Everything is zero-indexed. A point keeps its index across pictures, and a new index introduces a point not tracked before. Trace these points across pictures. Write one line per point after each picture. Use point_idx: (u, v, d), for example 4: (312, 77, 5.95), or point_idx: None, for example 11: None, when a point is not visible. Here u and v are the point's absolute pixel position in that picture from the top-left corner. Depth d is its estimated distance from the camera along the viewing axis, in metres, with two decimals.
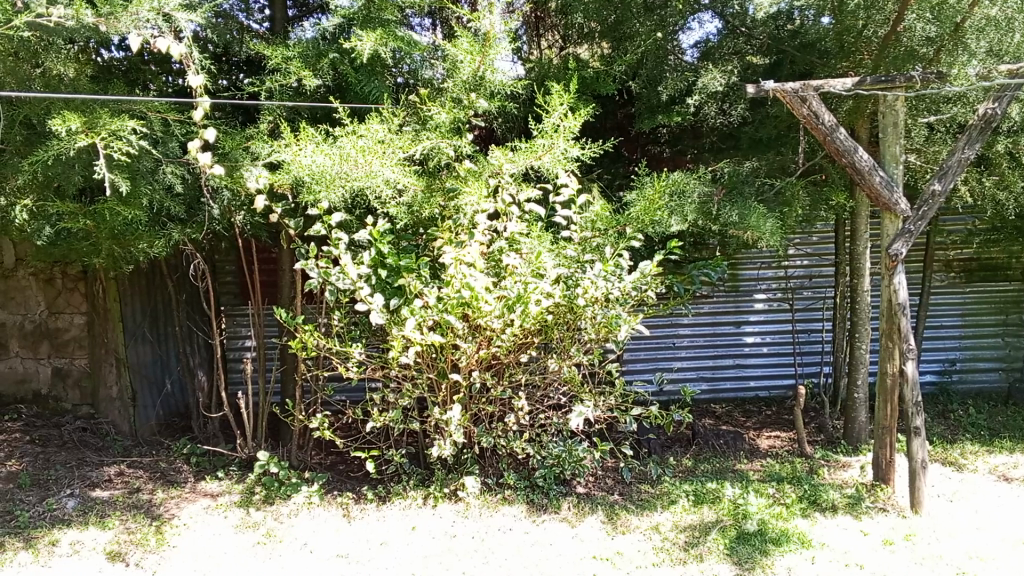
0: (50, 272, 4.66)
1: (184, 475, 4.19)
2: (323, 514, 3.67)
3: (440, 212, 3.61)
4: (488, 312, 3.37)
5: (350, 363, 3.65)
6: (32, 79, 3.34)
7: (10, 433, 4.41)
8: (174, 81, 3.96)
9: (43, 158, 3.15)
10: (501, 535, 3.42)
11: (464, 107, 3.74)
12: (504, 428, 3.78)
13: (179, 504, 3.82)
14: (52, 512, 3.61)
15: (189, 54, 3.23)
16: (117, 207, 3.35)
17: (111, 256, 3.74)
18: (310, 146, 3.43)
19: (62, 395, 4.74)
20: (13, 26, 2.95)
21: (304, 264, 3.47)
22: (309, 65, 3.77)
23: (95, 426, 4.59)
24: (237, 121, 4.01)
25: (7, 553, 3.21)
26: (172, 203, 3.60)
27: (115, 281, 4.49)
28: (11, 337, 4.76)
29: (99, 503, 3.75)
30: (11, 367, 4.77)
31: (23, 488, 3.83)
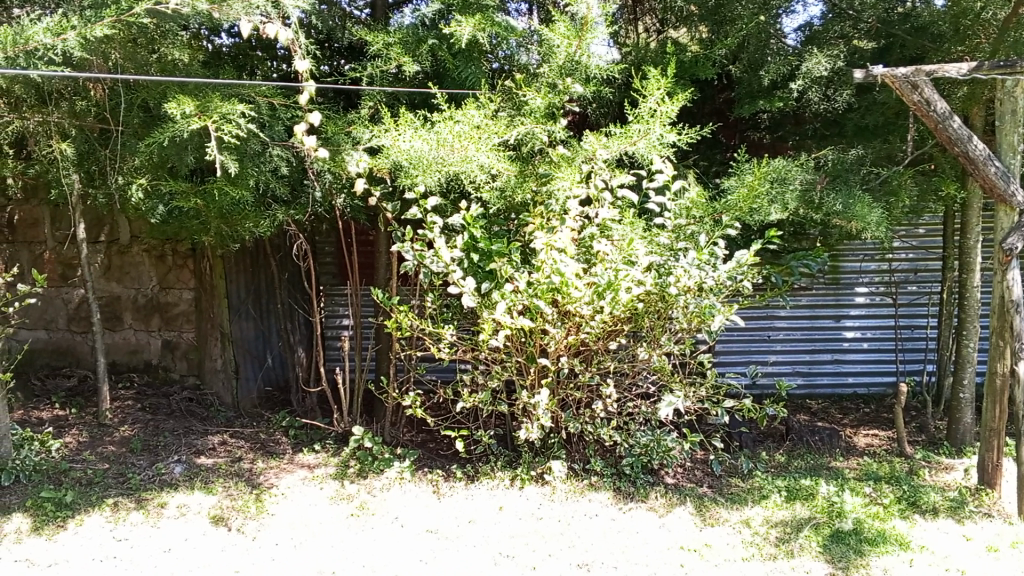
0: (161, 249, 4.88)
1: (283, 446, 4.35)
2: (414, 490, 3.76)
3: (533, 197, 3.61)
4: (578, 298, 3.37)
5: (441, 344, 3.72)
6: (149, 64, 3.49)
7: (123, 400, 4.68)
8: (279, 67, 4.08)
9: (159, 140, 3.30)
10: (587, 520, 3.43)
11: (560, 92, 3.74)
12: (592, 415, 3.78)
13: (278, 473, 3.97)
14: (160, 476, 3.82)
15: (296, 39, 3.35)
16: (226, 187, 3.50)
17: (218, 235, 3.89)
18: (409, 131, 3.50)
19: (171, 366, 4.97)
20: (134, 14, 3.10)
21: (400, 246, 3.55)
22: (409, 51, 3.84)
23: (200, 397, 4.80)
24: (339, 106, 4.11)
25: (121, 513, 3.42)
26: (277, 184, 3.74)
27: (221, 259, 4.68)
28: (126, 309, 5.03)
29: (204, 469, 3.94)
30: (125, 337, 5.05)
31: (134, 452, 4.06)
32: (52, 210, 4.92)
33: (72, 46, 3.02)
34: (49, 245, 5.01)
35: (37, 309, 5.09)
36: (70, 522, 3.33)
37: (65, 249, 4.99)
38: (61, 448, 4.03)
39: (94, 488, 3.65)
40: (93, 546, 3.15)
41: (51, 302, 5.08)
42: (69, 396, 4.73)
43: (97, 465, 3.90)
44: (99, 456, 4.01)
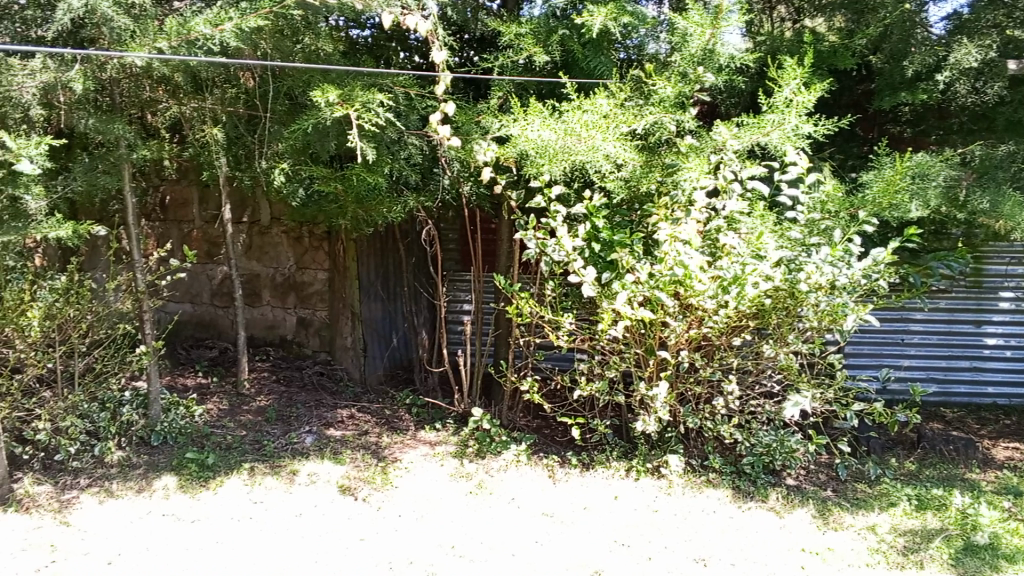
0: (299, 230, 5.12)
1: (406, 423, 4.50)
2: (530, 473, 3.82)
3: (657, 187, 3.57)
4: (701, 291, 3.33)
5: (560, 332, 3.75)
6: (294, 54, 3.68)
7: (260, 371, 5.00)
8: (411, 58, 4.20)
9: (304, 127, 3.49)
10: (704, 516, 3.39)
11: (691, 81, 3.68)
12: (712, 411, 3.73)
13: (401, 448, 4.12)
14: (293, 445, 4.06)
15: (434, 30, 3.46)
16: (362, 173, 3.65)
17: (353, 219, 4.06)
18: (537, 120, 3.54)
19: (304, 342, 5.22)
20: (287, 6, 3.28)
21: (523, 234, 3.60)
22: (540, 41, 3.89)
23: (331, 371, 5.05)
24: (469, 96, 4.19)
25: (258, 477, 3.66)
26: (410, 172, 3.88)
27: (354, 243, 4.88)
28: (264, 287, 5.29)
29: (333, 441, 4.15)
30: (263, 313, 5.33)
31: (269, 421, 4.34)
32: (201, 191, 5.24)
33: (228, 36, 3.23)
34: (197, 224, 5.34)
35: (185, 283, 5.44)
36: (212, 483, 3.59)
37: (211, 228, 5.31)
38: (204, 414, 4.33)
39: (233, 453, 3.92)
40: (232, 507, 3.38)
41: (197, 277, 5.42)
42: (211, 365, 5.06)
43: (235, 432, 4.18)
44: (237, 423, 4.30)
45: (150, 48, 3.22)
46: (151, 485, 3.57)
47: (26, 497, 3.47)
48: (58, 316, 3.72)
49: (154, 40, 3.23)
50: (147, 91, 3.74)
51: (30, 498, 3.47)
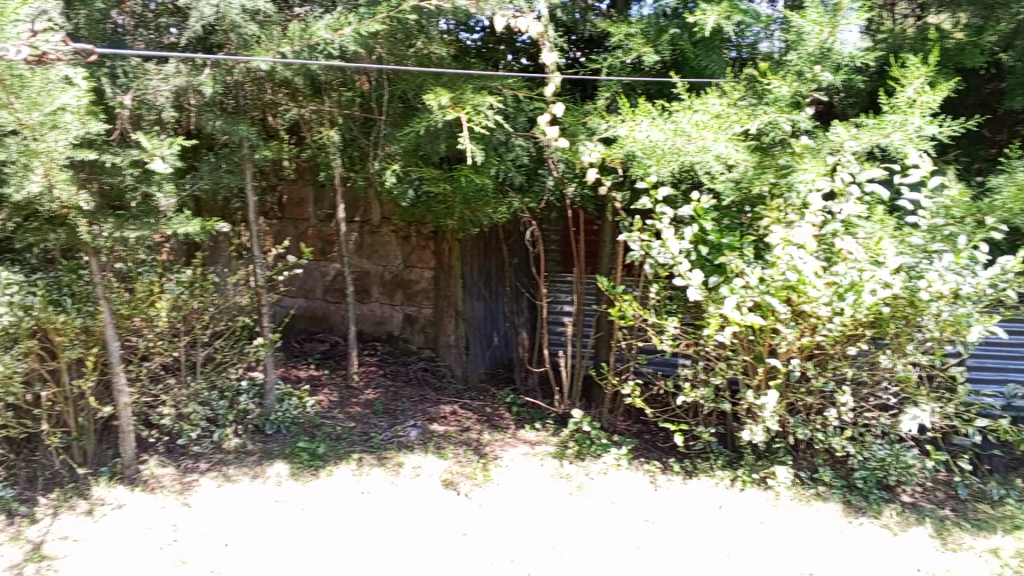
0: (407, 230, 5.25)
1: (506, 421, 4.54)
2: (631, 478, 3.78)
3: (770, 190, 3.43)
4: (815, 297, 3.23)
5: (664, 336, 3.69)
6: (407, 58, 3.79)
7: (367, 365, 5.19)
8: (519, 60, 4.23)
9: (417, 129, 3.61)
10: (813, 529, 3.30)
11: (807, 80, 3.56)
12: (823, 422, 3.62)
13: (502, 446, 4.16)
14: (398, 438, 4.19)
15: (545, 32, 3.48)
16: (470, 175, 3.72)
17: (461, 219, 4.13)
18: (646, 121, 3.50)
19: (410, 338, 5.34)
20: (403, 10, 3.35)
21: (628, 236, 3.58)
22: (650, 41, 3.86)
23: (434, 368, 5.17)
24: (576, 97, 4.18)
25: (366, 467, 3.80)
26: (516, 173, 3.91)
27: (459, 242, 4.96)
28: (373, 284, 5.43)
29: (437, 435, 4.24)
30: (372, 309, 5.47)
31: (376, 414, 4.51)
32: (316, 190, 5.41)
33: (347, 40, 3.37)
34: (312, 222, 5.53)
35: (299, 278, 5.65)
36: (322, 472, 3.75)
37: (325, 226, 5.50)
38: (315, 404, 4.54)
39: (342, 443, 4.08)
40: (341, 497, 3.56)
41: (311, 273, 5.62)
42: (322, 358, 5.30)
43: (343, 423, 4.35)
44: (346, 414, 4.49)
45: (275, 53, 3.37)
46: (264, 472, 3.76)
47: (152, 478, 3.72)
48: (183, 307, 3.96)
49: (279, 44, 3.38)
50: (268, 94, 3.90)
51: (155, 480, 3.72)
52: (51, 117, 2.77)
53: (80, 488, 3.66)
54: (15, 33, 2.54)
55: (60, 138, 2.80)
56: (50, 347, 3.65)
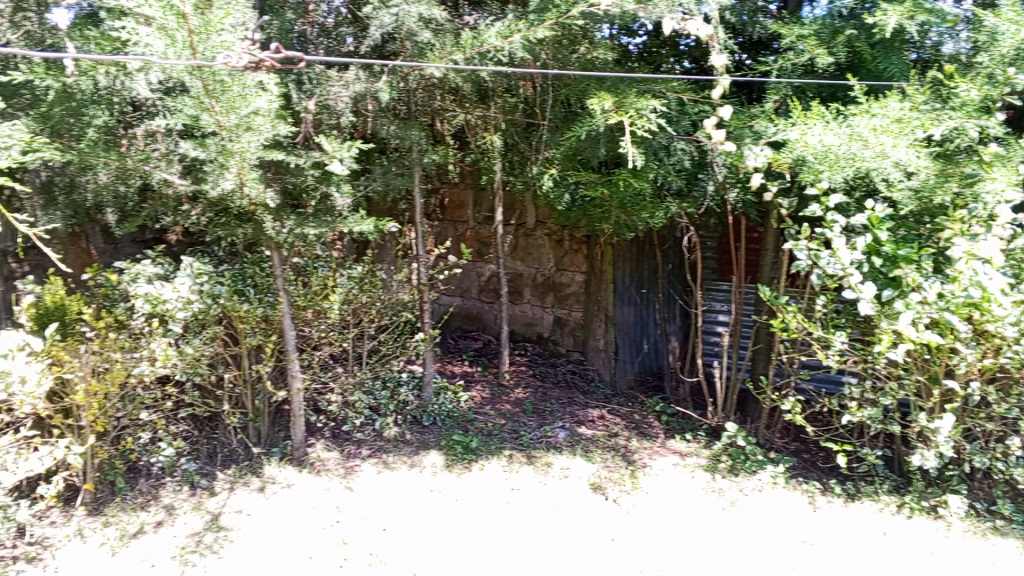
0: (561, 234, 5.29)
1: (657, 430, 4.47)
2: (787, 497, 3.65)
3: (953, 200, 3.21)
4: (1001, 316, 3.04)
5: (829, 351, 3.52)
6: (571, 63, 3.82)
7: (517, 365, 5.29)
8: (682, 62, 4.16)
9: (579, 133, 3.63)
10: (990, 568, 3.06)
11: (999, 83, 3.31)
12: (1005, 452, 3.36)
13: (651, 455, 4.11)
14: (547, 438, 4.25)
15: (714, 35, 3.41)
16: (629, 178, 3.70)
17: (617, 224, 4.12)
18: (819, 125, 3.38)
19: (559, 340, 5.39)
20: (571, 15, 3.39)
21: (794, 245, 3.47)
22: (824, 43, 3.70)
23: (583, 371, 5.16)
24: (742, 100, 4.07)
25: (516, 465, 3.89)
26: (676, 178, 3.84)
27: (611, 246, 4.95)
28: (525, 285, 5.54)
29: (585, 439, 4.26)
30: (523, 310, 5.59)
31: (526, 413, 4.59)
32: (476, 194, 5.56)
33: (516, 46, 3.44)
34: (471, 225, 5.68)
35: (457, 277, 5.84)
36: (475, 466, 3.90)
37: (483, 228, 5.63)
38: (468, 400, 4.69)
39: (493, 439, 4.21)
40: (492, 492, 3.65)
41: (468, 273, 5.80)
42: (476, 355, 5.44)
43: (495, 419, 4.48)
44: (497, 411, 4.60)
45: (447, 60, 3.51)
46: (421, 461, 3.96)
47: (318, 461, 3.98)
48: (354, 301, 4.22)
49: (451, 52, 3.52)
50: (437, 101, 4.06)
51: (321, 462, 3.97)
52: (246, 119, 2.98)
53: (254, 466, 3.94)
54: (218, 41, 2.77)
55: (253, 139, 3.01)
56: (234, 333, 3.97)
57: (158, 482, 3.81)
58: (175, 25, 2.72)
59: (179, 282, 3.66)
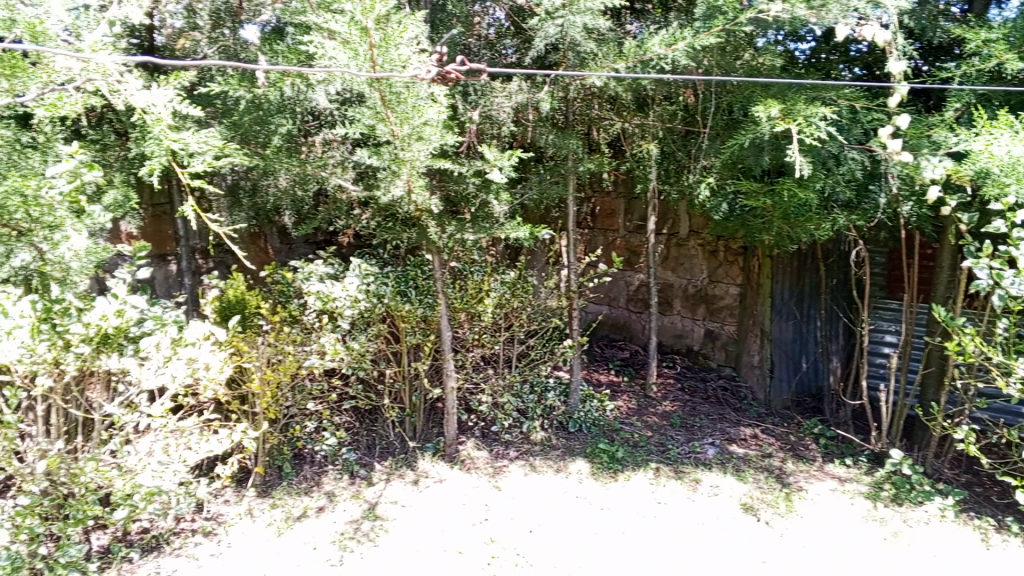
0: (715, 245, 5.20)
1: (813, 453, 4.29)
2: (958, 532, 3.42)
3: None
4: None
5: (1010, 379, 3.27)
6: (735, 70, 3.76)
7: (666, 377, 5.24)
8: (851, 69, 3.99)
9: (742, 141, 3.57)
10: None
11: None
12: None
13: (807, 478, 3.96)
14: (696, 454, 4.18)
15: (892, 41, 3.26)
16: (793, 188, 3.59)
17: (779, 235, 3.99)
18: (1006, 134, 3.16)
19: (710, 354, 5.30)
20: (739, 23, 3.35)
21: (973, 263, 3.25)
22: (1015, 47, 3.45)
23: (735, 388, 5.03)
24: (917, 108, 3.86)
25: (663, 478, 3.87)
26: (845, 189, 3.67)
27: (770, 259, 4.79)
28: (676, 296, 5.50)
29: (736, 457, 4.16)
30: (672, 322, 5.55)
31: (674, 427, 4.53)
32: (628, 203, 5.54)
33: (680, 54, 3.43)
34: (621, 233, 5.67)
35: (606, 286, 5.85)
36: (621, 475, 3.90)
37: (634, 237, 5.59)
38: (615, 410, 4.70)
39: (640, 451, 4.19)
40: (640, 504, 3.63)
41: (617, 282, 5.80)
42: (623, 364, 5.42)
43: (642, 430, 4.45)
44: (644, 423, 4.57)
45: (609, 69, 3.58)
46: (567, 467, 4.01)
47: (468, 459, 4.10)
48: (506, 305, 4.32)
49: (614, 61, 3.59)
50: (595, 109, 4.11)
51: (471, 460, 4.10)
52: (418, 130, 3.12)
53: (409, 460, 4.11)
54: (396, 55, 2.92)
55: (423, 148, 3.15)
56: (395, 332, 4.16)
57: (322, 469, 4.04)
58: (358, 40, 2.88)
59: (349, 281, 3.96)
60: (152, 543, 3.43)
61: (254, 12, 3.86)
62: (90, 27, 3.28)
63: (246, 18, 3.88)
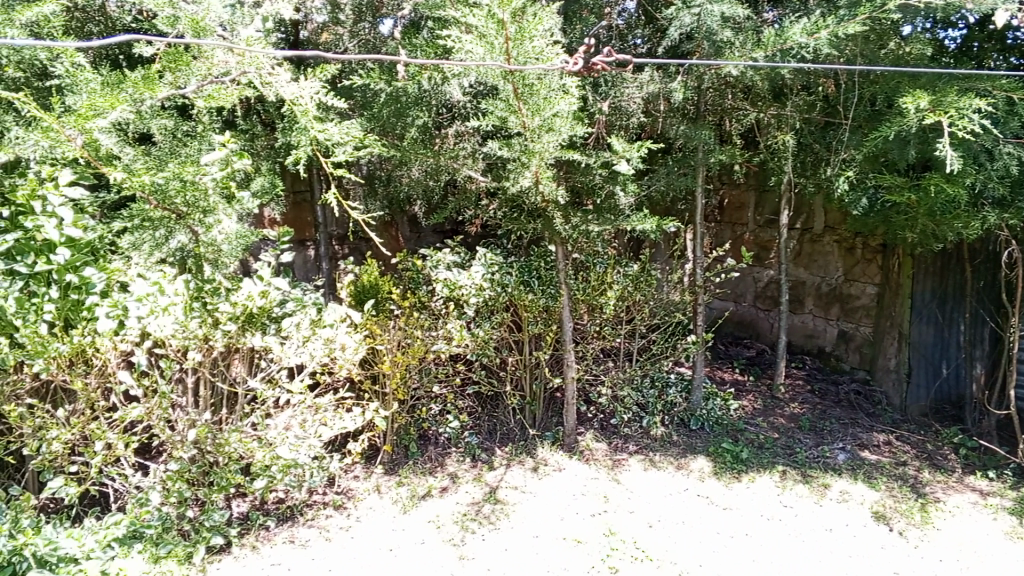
0: (852, 241, 4.97)
1: (952, 463, 4.07)
2: None
3: None
4: None
5: None
6: (880, 59, 3.59)
7: (795, 379, 5.11)
8: (1008, 58, 3.73)
9: (885, 134, 3.41)
10: None
11: None
12: None
13: (945, 489, 3.76)
14: (824, 458, 4.05)
15: None
16: (941, 184, 3.41)
17: (923, 233, 3.80)
18: None
19: (843, 356, 5.13)
20: (887, 10, 3.20)
21: None
22: None
23: (869, 392, 4.86)
24: None
25: (789, 482, 3.77)
26: (999, 185, 3.45)
27: (910, 258, 4.58)
28: (808, 294, 5.34)
29: (867, 464, 4.00)
30: (804, 321, 5.41)
31: (801, 430, 4.40)
32: (759, 196, 5.39)
33: (822, 43, 3.32)
34: (750, 228, 5.52)
35: (733, 282, 5.73)
36: (745, 477, 3.83)
37: (763, 232, 5.43)
38: (739, 409, 4.60)
39: (765, 452, 4.10)
40: (764, 506, 3.55)
41: (745, 278, 5.66)
42: (748, 364, 5.29)
43: (767, 432, 4.35)
44: (770, 424, 4.46)
45: (746, 59, 3.50)
46: (688, 464, 3.97)
47: (587, 450, 4.13)
48: (629, 298, 4.30)
49: (752, 50, 3.51)
50: (728, 100, 4.06)
51: (590, 452, 4.12)
52: (548, 121, 3.15)
53: (529, 448, 4.17)
54: (531, 47, 2.94)
55: (553, 140, 3.16)
56: (518, 321, 4.22)
57: (445, 451, 4.15)
58: (494, 34, 2.94)
59: (474, 271, 4.17)
60: (287, 513, 3.62)
61: (395, 7, 3.98)
62: (244, 23, 3.47)
63: (386, 12, 4.00)
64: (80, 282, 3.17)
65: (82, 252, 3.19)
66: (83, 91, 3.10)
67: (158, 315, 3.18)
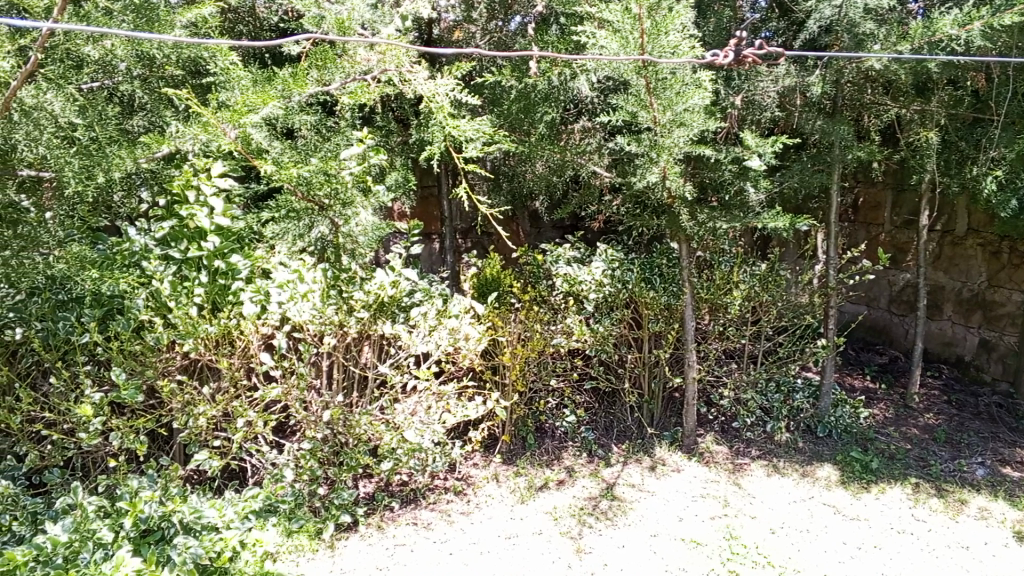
0: (998, 245, 4.68)
1: None
2: None
3: None
4: None
5: None
6: None
7: (931, 389, 4.87)
8: None
9: None
10: None
11: None
12: None
13: None
14: (961, 472, 3.85)
15: None
16: None
17: None
18: None
19: (984, 366, 4.87)
20: None
21: None
22: None
23: (1012, 405, 4.59)
24: None
25: (921, 495, 3.61)
26: None
27: None
28: (947, 300, 5.06)
29: (1009, 480, 3.78)
30: (942, 328, 5.14)
31: (936, 441, 4.19)
32: (897, 195, 5.15)
33: (975, 34, 3.15)
34: (886, 228, 5.28)
35: (866, 284, 5.50)
36: (874, 487, 3.69)
37: (900, 233, 5.19)
38: (869, 418, 4.43)
39: (896, 463, 3.94)
40: (894, 519, 3.42)
41: (878, 282, 5.43)
42: (880, 371, 5.09)
43: (899, 442, 4.17)
44: (902, 434, 4.27)
45: (890, 52, 3.37)
46: (814, 472, 3.86)
47: (707, 452, 4.08)
48: (755, 298, 4.21)
49: (897, 42, 3.38)
50: (868, 94, 3.89)
51: (710, 454, 4.07)
52: (680, 116, 3.13)
53: (647, 446, 4.15)
54: (666, 41, 2.92)
55: (683, 135, 3.14)
56: (638, 318, 4.20)
57: (562, 445, 4.18)
58: (629, 28, 2.95)
59: (595, 267, 4.16)
60: (410, 496, 3.74)
61: (526, 5, 4.08)
62: (383, 21, 3.62)
63: (517, 9, 4.09)
64: (227, 268, 3.36)
65: (229, 240, 3.38)
66: (236, 88, 3.29)
67: (297, 300, 3.39)
